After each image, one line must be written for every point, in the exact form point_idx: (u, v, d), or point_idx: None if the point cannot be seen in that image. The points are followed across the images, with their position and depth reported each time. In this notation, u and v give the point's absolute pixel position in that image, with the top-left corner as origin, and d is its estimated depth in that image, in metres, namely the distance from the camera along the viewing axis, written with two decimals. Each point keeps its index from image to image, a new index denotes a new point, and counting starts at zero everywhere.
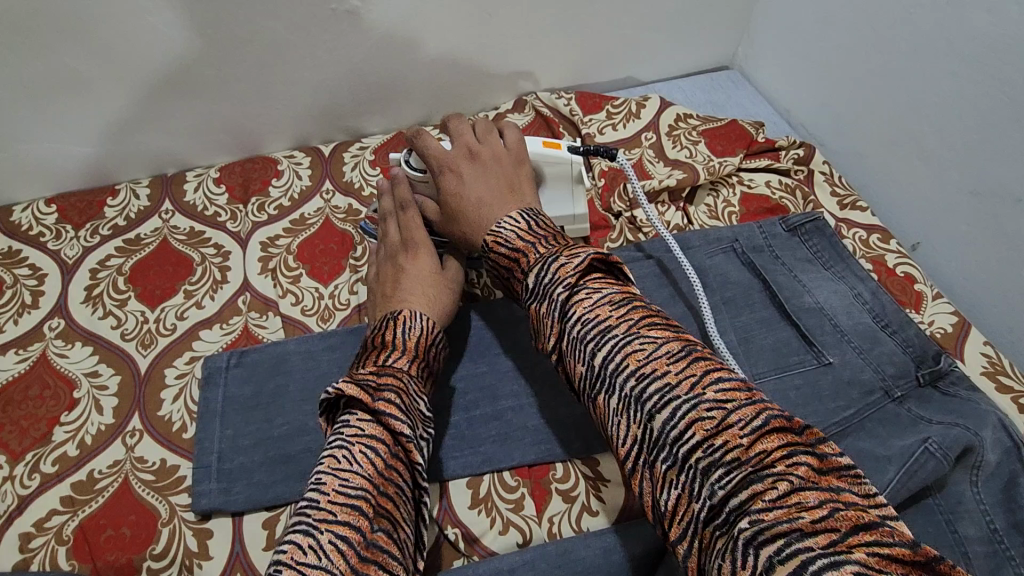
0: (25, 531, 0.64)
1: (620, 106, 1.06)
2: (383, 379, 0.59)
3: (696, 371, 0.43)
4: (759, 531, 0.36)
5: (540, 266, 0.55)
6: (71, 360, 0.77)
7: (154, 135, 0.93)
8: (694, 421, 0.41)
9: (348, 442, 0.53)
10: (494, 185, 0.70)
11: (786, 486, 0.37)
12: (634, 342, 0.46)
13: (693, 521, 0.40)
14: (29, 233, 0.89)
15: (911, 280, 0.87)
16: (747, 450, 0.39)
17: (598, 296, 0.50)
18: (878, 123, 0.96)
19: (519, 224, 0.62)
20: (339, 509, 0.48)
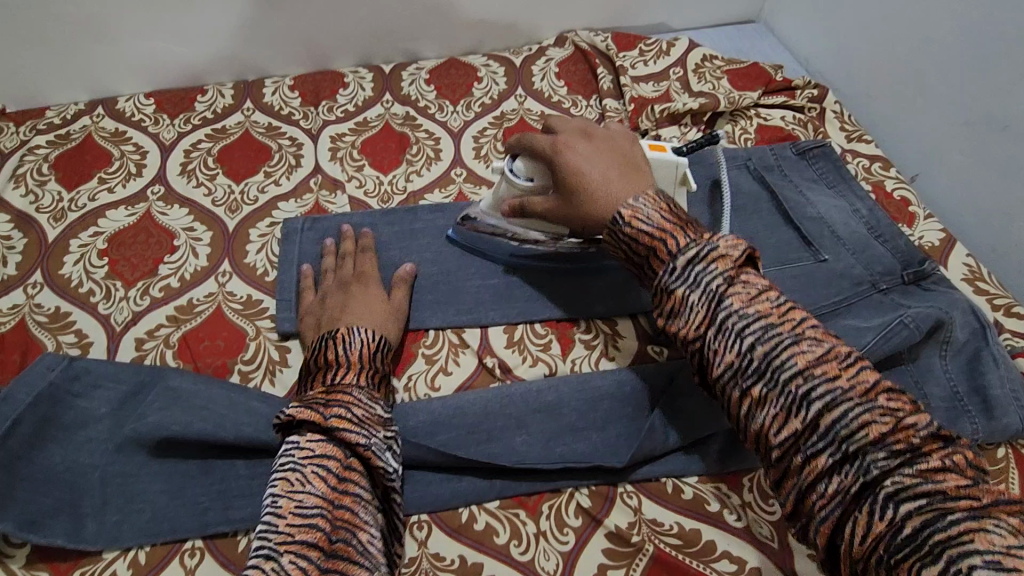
0: (139, 336, 0.78)
1: (652, 44, 1.15)
2: (334, 398, 0.63)
3: (867, 378, 0.49)
4: (901, 492, 0.44)
5: (696, 250, 0.57)
6: (171, 217, 0.90)
7: (242, 43, 1.08)
8: (868, 422, 0.47)
9: (301, 464, 0.59)
10: (611, 164, 0.69)
11: (940, 463, 0.45)
12: (806, 342, 0.51)
13: (842, 496, 0.47)
14: (132, 119, 1.02)
15: (907, 203, 0.97)
16: (916, 445, 0.46)
17: (755, 291, 0.55)
18: (887, 67, 1.06)
19: (659, 203, 0.62)
20: (297, 530, 0.54)
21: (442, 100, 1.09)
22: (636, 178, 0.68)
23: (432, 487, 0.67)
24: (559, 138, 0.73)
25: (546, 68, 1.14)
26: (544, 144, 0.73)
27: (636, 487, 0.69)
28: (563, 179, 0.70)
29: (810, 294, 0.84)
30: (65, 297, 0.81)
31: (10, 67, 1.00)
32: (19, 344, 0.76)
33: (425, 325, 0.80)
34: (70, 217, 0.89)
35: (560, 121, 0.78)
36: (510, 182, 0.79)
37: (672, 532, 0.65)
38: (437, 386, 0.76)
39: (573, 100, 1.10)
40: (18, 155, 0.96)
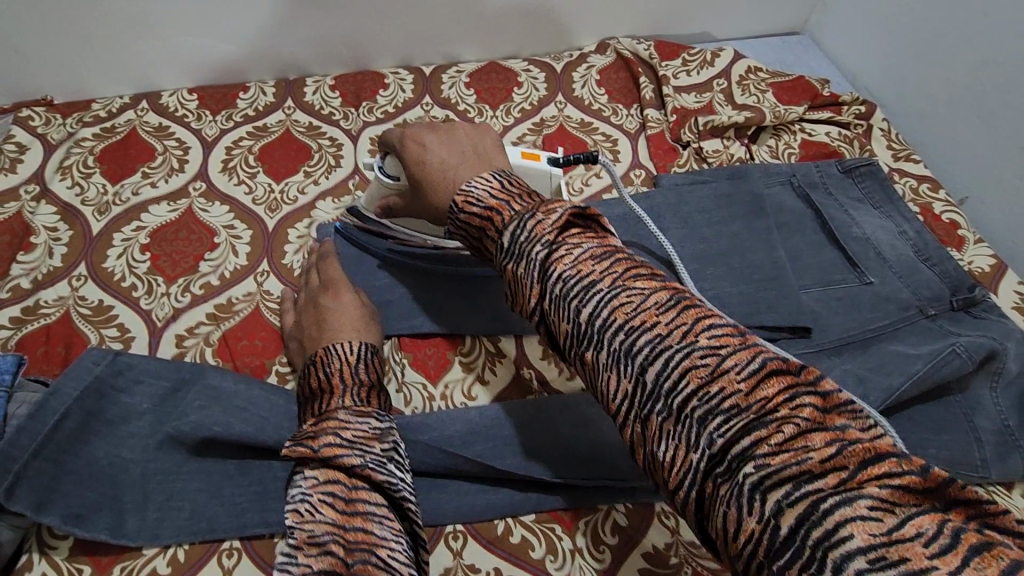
0: (179, 333, 0.79)
1: (695, 54, 1.14)
2: (323, 425, 0.61)
3: (686, 320, 0.43)
4: (764, 478, 0.36)
5: (518, 222, 0.52)
6: (212, 214, 0.91)
7: (285, 42, 1.08)
8: (688, 370, 0.41)
9: (308, 495, 0.55)
10: (458, 151, 0.67)
11: (794, 429, 0.36)
12: (623, 296, 0.45)
13: (693, 474, 0.39)
14: (175, 114, 1.03)
15: (955, 226, 0.94)
16: (747, 397, 0.39)
17: (579, 250, 0.48)
18: (941, 85, 1.04)
19: (494, 183, 0.57)
20: (313, 561, 0.49)
21: (482, 104, 1.08)
22: (484, 159, 0.66)
23: (468, 498, 0.67)
24: (408, 131, 0.74)
25: (587, 75, 1.13)
26: (393, 139, 0.74)
27: (674, 508, 0.67)
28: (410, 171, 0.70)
29: (855, 316, 0.82)
30: (108, 291, 0.82)
31: (60, 58, 1.01)
32: (64, 336, 0.77)
33: (461, 333, 0.80)
34: (113, 211, 0.90)
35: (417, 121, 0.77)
36: (380, 180, 0.79)
37: (711, 556, 0.64)
38: (474, 395, 0.76)
39: (614, 109, 1.09)
40: (65, 147, 0.97)
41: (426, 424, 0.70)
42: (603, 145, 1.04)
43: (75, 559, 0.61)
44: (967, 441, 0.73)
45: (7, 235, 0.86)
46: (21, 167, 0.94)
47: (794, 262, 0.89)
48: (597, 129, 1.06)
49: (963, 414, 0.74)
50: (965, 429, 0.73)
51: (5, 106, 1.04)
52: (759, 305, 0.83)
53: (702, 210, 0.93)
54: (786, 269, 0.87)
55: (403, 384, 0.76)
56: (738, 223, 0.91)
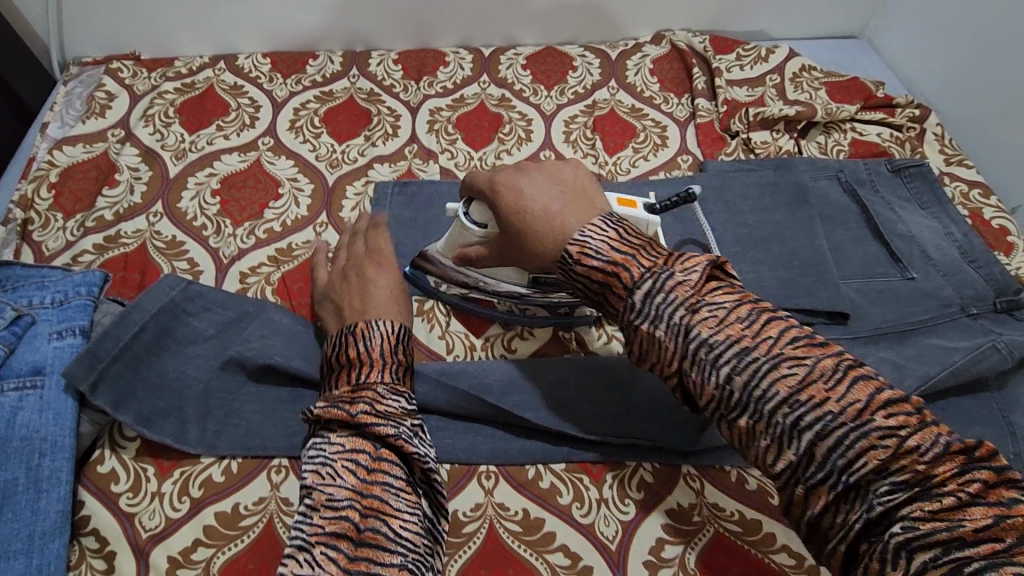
0: (242, 271, 0.84)
1: (750, 50, 1.15)
2: (358, 393, 0.62)
3: (860, 396, 0.46)
4: (914, 539, 0.42)
5: (652, 281, 0.54)
6: (278, 167, 0.97)
7: (356, 16, 1.14)
8: (868, 450, 0.44)
9: (331, 460, 0.59)
10: (559, 194, 0.64)
11: (957, 501, 0.42)
12: (875, 436, 0.45)
13: (846, 532, 0.46)
14: (249, 75, 1.10)
15: (1004, 232, 0.94)
16: (925, 475, 0.43)
17: (722, 310, 0.52)
18: (999, 92, 1.03)
19: (607, 232, 0.58)
20: (328, 523, 0.54)
21: (537, 85, 1.12)
22: (586, 203, 0.64)
23: (501, 442, 0.70)
24: (498, 175, 0.68)
25: (641, 64, 1.16)
26: (482, 183, 0.69)
27: (700, 471, 0.69)
28: (511, 224, 0.65)
29: (894, 309, 0.83)
30: (181, 228, 0.88)
31: (150, 17, 1.09)
32: (139, 264, 0.83)
33: (505, 293, 0.83)
34: (189, 157, 0.96)
35: (473, 178, 0.71)
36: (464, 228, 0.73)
37: (733, 519, 0.66)
38: (513, 349, 0.79)
39: (665, 97, 1.11)
40: (149, 97, 1.04)
41: (465, 373, 0.74)
42: (652, 131, 1.06)
43: (140, 458, 0.67)
44: (1001, 435, 0.72)
45: (94, 171, 0.93)
46: (109, 113, 1.02)
47: (835, 254, 0.90)
48: (647, 115, 1.08)
49: (998, 410, 0.74)
50: (1000, 423, 0.73)
51: (98, 58, 1.13)
52: (798, 290, 0.84)
53: (746, 197, 0.95)
54: (827, 257, 0.88)
55: (447, 333, 0.80)
56: (781, 212, 0.92)
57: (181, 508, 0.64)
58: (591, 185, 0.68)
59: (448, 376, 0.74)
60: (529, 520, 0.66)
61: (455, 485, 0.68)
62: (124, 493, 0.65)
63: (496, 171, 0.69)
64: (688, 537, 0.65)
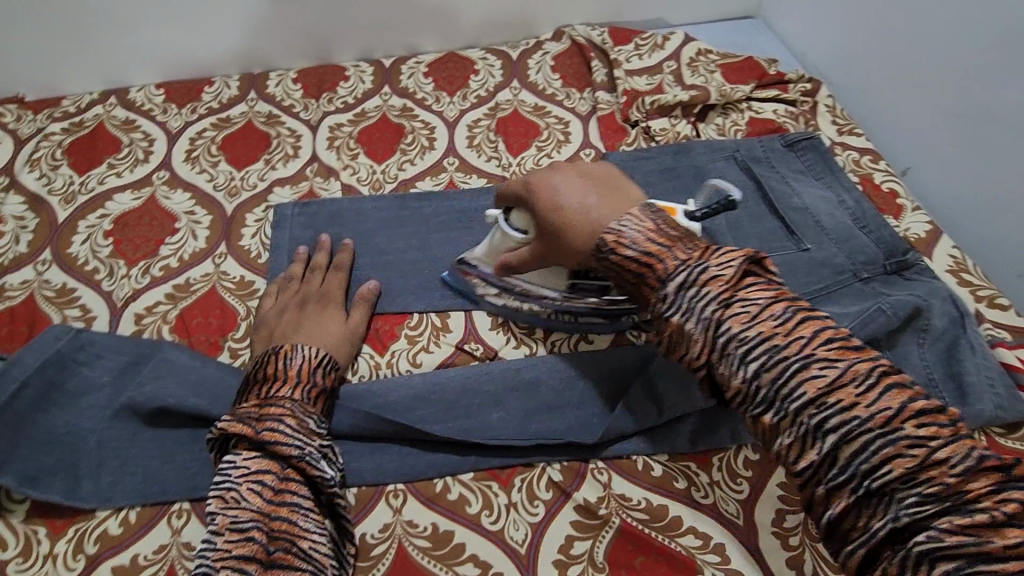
0: (137, 312, 0.82)
1: (647, 38, 1.17)
2: (268, 412, 0.65)
3: (893, 404, 0.46)
4: (936, 548, 0.42)
5: (685, 272, 0.57)
6: (174, 201, 0.94)
7: (249, 38, 1.12)
8: (891, 457, 0.45)
9: (238, 483, 0.61)
10: (588, 189, 0.68)
11: (992, 518, 0.42)
12: (904, 444, 0.45)
13: (868, 537, 0.46)
14: (142, 108, 1.07)
15: (894, 195, 0.97)
16: (951, 488, 0.44)
17: (755, 307, 0.53)
18: (879, 59, 1.07)
19: (645, 223, 0.62)
20: (234, 545, 0.57)
21: (439, 92, 1.12)
22: (617, 195, 0.67)
23: (408, 458, 0.70)
24: (531, 175, 0.71)
25: (542, 62, 1.16)
26: (516, 188, 0.72)
27: (606, 463, 0.70)
28: (550, 219, 0.68)
29: (790, 282, 0.85)
30: (72, 274, 0.85)
31: (29, 58, 1.05)
32: (27, 316, 0.80)
33: (410, 308, 0.83)
34: (79, 200, 0.93)
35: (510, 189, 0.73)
36: (505, 234, 0.75)
37: (639, 507, 0.67)
38: (418, 362, 0.79)
39: (567, 93, 1.12)
40: (34, 141, 1.01)
41: (368, 393, 0.73)
42: (555, 127, 1.07)
43: (30, 521, 0.65)
44: None
45: None
46: None
47: (734, 233, 0.92)
48: (550, 112, 1.09)
49: None
50: None
51: None
52: None
53: (647, 184, 0.96)
54: (726, 236, 0.90)
55: None
56: (680, 197, 0.94)
57: (76, 567, 0.62)
58: (617, 176, 0.71)
59: (351, 399, 0.73)
60: (437, 534, 0.66)
61: (363, 507, 0.68)
62: (12, 559, 0.63)
63: (528, 173, 0.72)
64: (595, 532, 0.66)
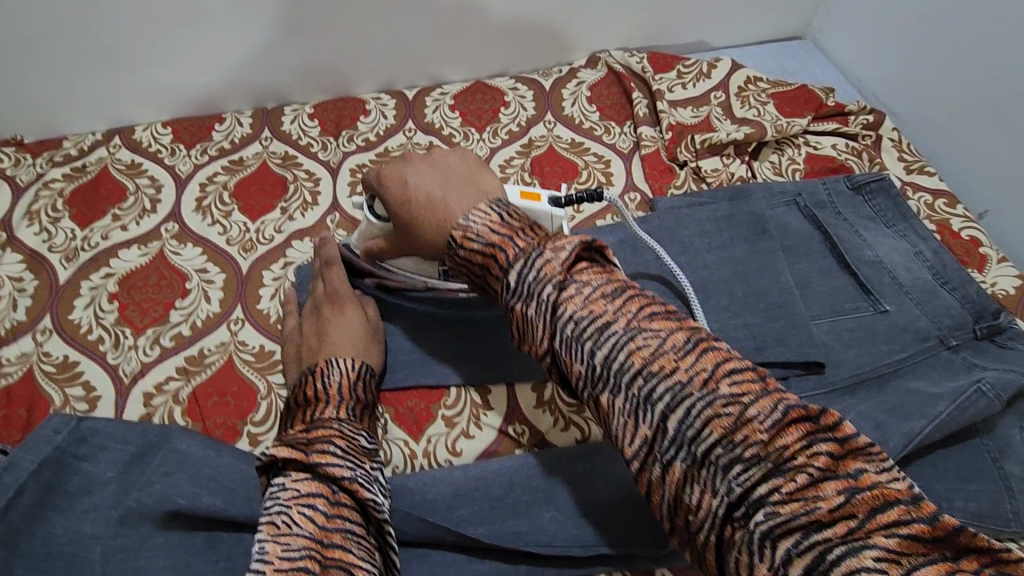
0: (147, 390, 0.75)
1: (691, 66, 1.08)
2: (315, 434, 0.60)
3: (705, 365, 0.44)
4: (774, 526, 0.38)
5: (524, 261, 0.52)
6: (184, 258, 0.87)
7: (261, 70, 1.04)
8: (712, 420, 0.42)
9: (287, 507, 0.53)
10: (438, 178, 0.65)
11: (809, 478, 0.38)
12: (719, 404, 0.42)
13: (713, 518, 0.41)
14: (148, 150, 0.99)
15: (976, 243, 0.88)
16: (767, 447, 0.40)
17: (590, 289, 0.50)
18: (950, 90, 0.97)
19: (490, 215, 0.57)
20: (285, 575, 0.48)
21: (467, 127, 1.04)
22: (471, 187, 0.63)
23: (452, 570, 0.62)
24: (385, 167, 0.69)
25: (578, 92, 1.08)
26: (371, 178, 0.70)
27: (675, 574, 0.62)
28: (393, 208, 0.66)
29: (870, 350, 0.76)
30: (74, 345, 0.78)
31: (25, 98, 0.97)
32: (26, 396, 0.73)
33: (446, 382, 0.75)
34: (81, 257, 0.86)
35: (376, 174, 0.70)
36: (368, 222, 0.74)
37: None
38: (459, 451, 0.71)
39: (606, 127, 1.03)
40: (33, 189, 0.93)
41: (404, 490, 0.65)
42: (595, 167, 0.99)
43: None
44: (997, 491, 0.65)
45: None
46: None
47: (802, 290, 0.83)
48: (589, 150, 1.01)
49: (989, 458, 0.67)
50: (993, 476, 0.66)
51: None
52: (768, 339, 0.77)
53: (703, 235, 0.87)
54: (794, 296, 0.81)
55: (384, 440, 0.71)
56: (741, 249, 0.85)
57: None
58: (479, 168, 0.67)
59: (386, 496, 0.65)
60: None
61: None
62: None
63: (386, 164, 0.70)
64: None
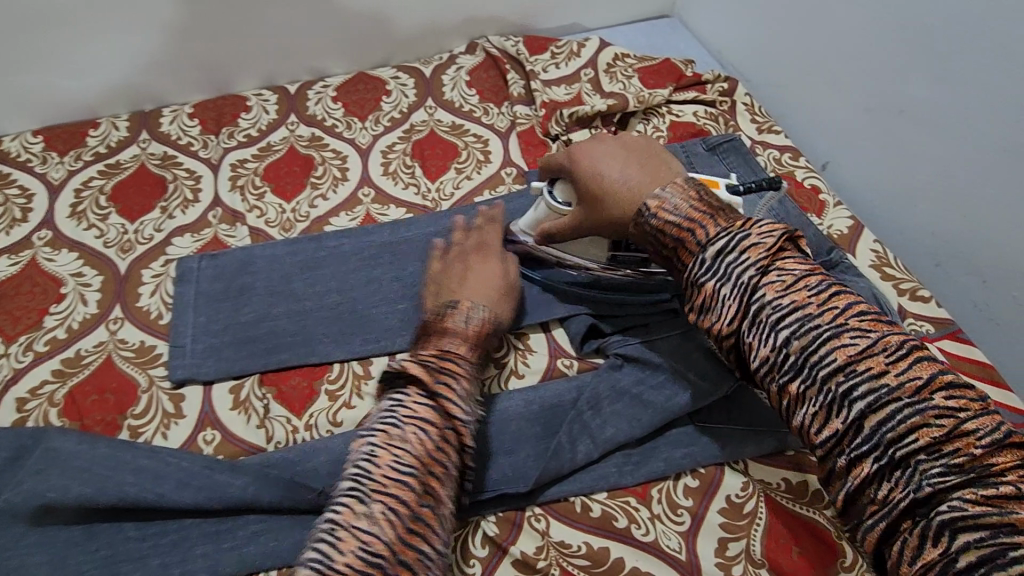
0: (21, 396, 0.74)
1: (563, 46, 1.14)
2: (445, 365, 0.64)
3: (922, 373, 0.48)
4: (959, 519, 0.44)
5: (727, 238, 0.58)
6: (58, 264, 0.86)
7: (132, 72, 1.02)
8: (920, 428, 0.46)
9: (401, 421, 0.60)
10: (633, 164, 0.70)
11: (1016, 490, 0.44)
12: (932, 414, 0.46)
13: (890, 510, 0.47)
14: (18, 160, 0.97)
15: (816, 191, 0.97)
16: (974, 460, 0.45)
17: (791, 277, 0.54)
18: (789, 56, 1.06)
19: (687, 192, 0.64)
20: (386, 484, 0.56)
21: (349, 117, 1.06)
22: (665, 174, 0.68)
23: None
24: (575, 145, 0.75)
25: (457, 78, 1.12)
26: (562, 158, 0.75)
27: (544, 509, 0.67)
28: (587, 188, 0.72)
29: None
30: None
31: None
32: None
33: (329, 359, 0.78)
34: None
35: (583, 147, 0.74)
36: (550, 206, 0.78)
37: (579, 554, 0.64)
38: (338, 421, 0.74)
39: (485, 108, 1.08)
40: None
41: (283, 461, 0.68)
42: (474, 147, 1.03)
43: None
44: None
45: None
46: None
47: None
48: (468, 131, 1.05)
49: None
50: None
51: None
52: None
53: None
54: None
55: (266, 419, 0.74)
56: None
57: None
58: (660, 151, 0.72)
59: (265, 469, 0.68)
60: None
61: None
62: None
63: (573, 145, 0.76)
64: None
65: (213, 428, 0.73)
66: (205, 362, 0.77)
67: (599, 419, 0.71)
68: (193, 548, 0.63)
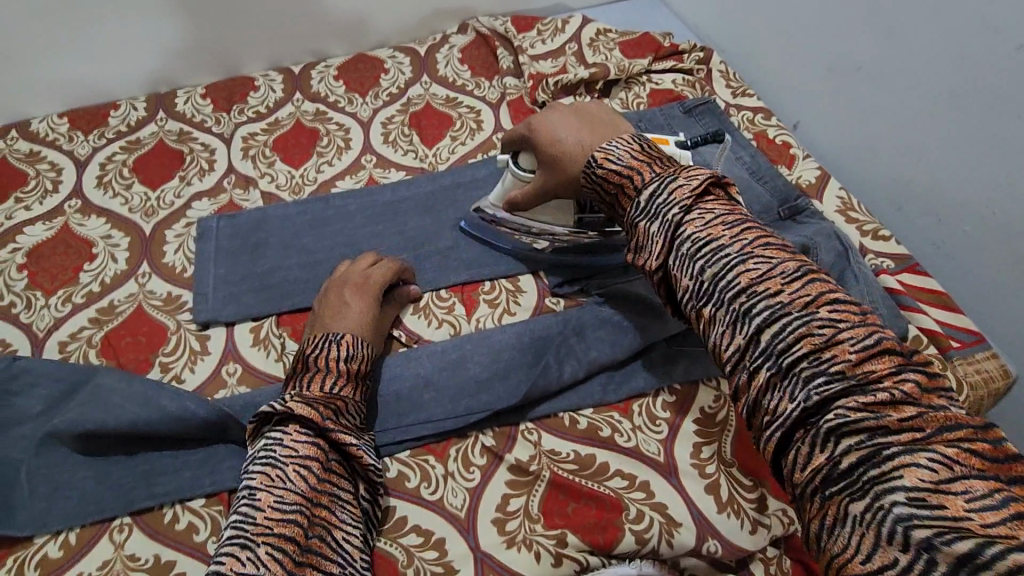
0: (62, 340, 0.82)
1: (548, 24, 1.21)
2: (327, 403, 0.65)
3: (811, 292, 0.48)
4: (844, 424, 0.43)
5: (659, 183, 0.60)
6: (89, 227, 0.94)
7: (146, 57, 1.10)
8: (803, 336, 0.46)
9: (284, 463, 0.60)
10: (584, 125, 0.72)
11: (892, 396, 0.43)
12: (816, 324, 0.46)
13: (783, 421, 0.46)
14: (46, 139, 1.05)
15: (787, 146, 1.04)
16: (854, 366, 0.44)
17: (711, 216, 0.55)
18: (757, 25, 1.14)
19: (632, 144, 0.66)
20: (275, 525, 0.55)
21: (350, 94, 1.13)
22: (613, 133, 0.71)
23: None
24: (536, 116, 0.76)
25: (449, 56, 1.19)
26: (521, 129, 0.77)
27: (536, 424, 0.74)
28: (547, 153, 0.73)
29: None
30: None
31: None
32: None
33: None
34: None
35: (547, 116, 0.75)
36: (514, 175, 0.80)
37: (567, 459, 0.71)
38: None
39: (477, 83, 1.15)
40: None
41: None
42: (467, 116, 1.10)
43: None
44: None
45: None
46: None
47: None
48: (461, 103, 1.12)
49: None
50: None
51: None
52: None
53: None
54: None
55: (283, 354, 0.81)
56: None
57: None
58: (609, 112, 0.74)
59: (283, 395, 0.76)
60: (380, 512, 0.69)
61: None
62: None
63: (529, 117, 0.77)
64: (527, 487, 0.70)
65: (236, 362, 0.81)
66: (224, 307, 0.85)
67: (584, 343, 0.77)
68: (221, 462, 0.72)
